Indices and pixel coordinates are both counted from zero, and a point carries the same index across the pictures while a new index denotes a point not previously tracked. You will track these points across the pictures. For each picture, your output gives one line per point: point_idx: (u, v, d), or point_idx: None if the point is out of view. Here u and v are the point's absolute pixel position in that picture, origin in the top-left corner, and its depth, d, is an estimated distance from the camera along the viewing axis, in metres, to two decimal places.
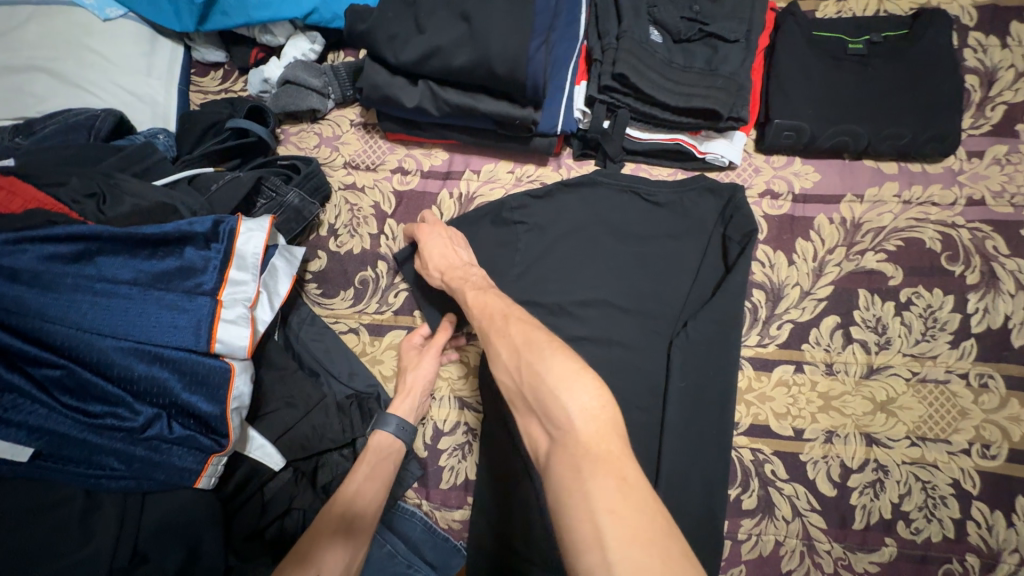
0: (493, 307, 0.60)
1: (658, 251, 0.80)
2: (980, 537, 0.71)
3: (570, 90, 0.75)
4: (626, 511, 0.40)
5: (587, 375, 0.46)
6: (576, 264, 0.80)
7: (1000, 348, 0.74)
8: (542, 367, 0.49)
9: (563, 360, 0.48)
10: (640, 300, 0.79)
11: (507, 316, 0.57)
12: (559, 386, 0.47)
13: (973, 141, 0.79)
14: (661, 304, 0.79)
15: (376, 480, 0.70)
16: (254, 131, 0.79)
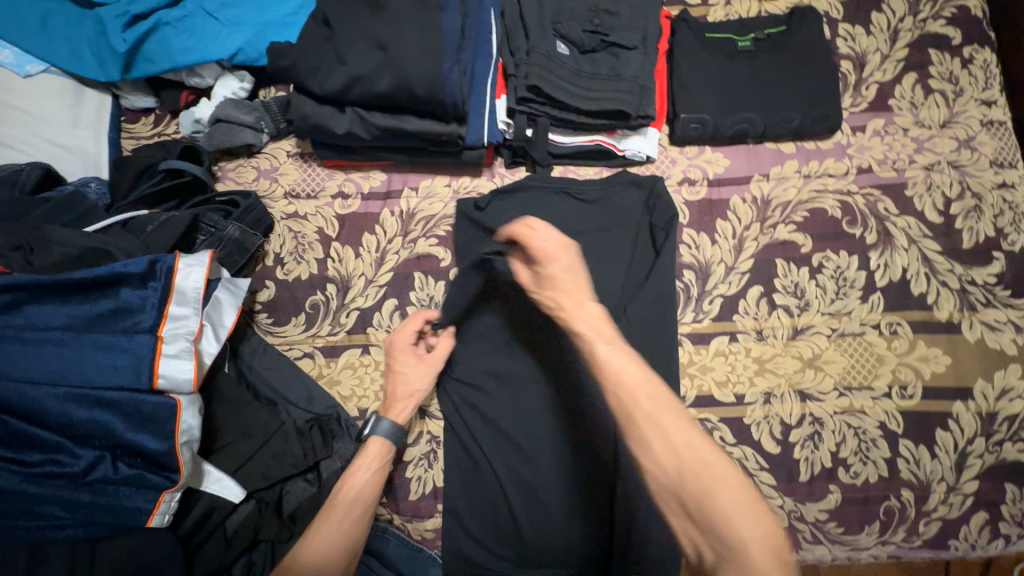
0: (636, 381, 0.56)
1: (592, 244, 0.85)
2: (910, 471, 0.78)
3: (491, 104, 0.81)
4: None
5: (761, 505, 0.50)
6: None
7: (903, 297, 0.82)
8: (711, 481, 0.50)
9: (728, 483, 0.50)
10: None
11: (654, 399, 0.55)
12: (732, 513, 0.49)
13: (854, 118, 0.89)
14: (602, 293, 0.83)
15: (339, 538, 0.67)
16: (189, 170, 0.80)
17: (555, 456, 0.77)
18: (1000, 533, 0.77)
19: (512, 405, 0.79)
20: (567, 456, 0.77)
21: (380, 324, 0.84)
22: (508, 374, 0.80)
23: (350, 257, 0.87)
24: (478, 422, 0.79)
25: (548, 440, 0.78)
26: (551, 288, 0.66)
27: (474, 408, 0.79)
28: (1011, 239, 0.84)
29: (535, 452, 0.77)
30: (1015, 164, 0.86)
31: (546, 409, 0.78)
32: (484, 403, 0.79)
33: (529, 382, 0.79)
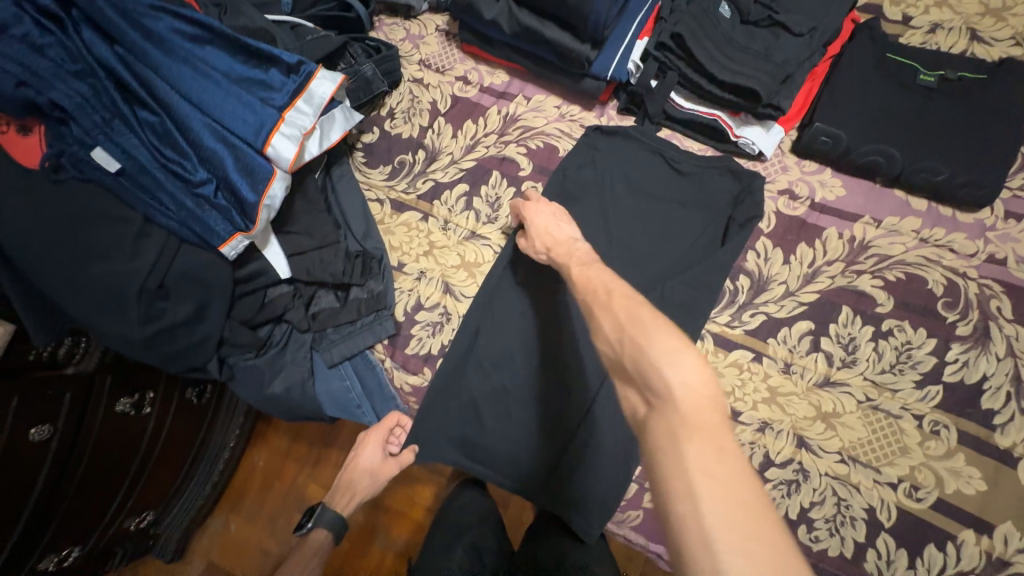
0: (601, 286, 0.61)
1: (664, 211, 0.85)
2: (876, 567, 0.72)
3: (631, 42, 0.82)
4: (720, 476, 0.41)
5: (690, 348, 0.48)
6: (588, 201, 0.86)
7: (966, 403, 0.73)
8: (644, 341, 0.50)
9: (666, 336, 0.49)
10: (630, 249, 0.84)
11: (617, 291, 0.58)
12: (661, 359, 0.48)
13: (1014, 202, 0.77)
14: (651, 260, 0.83)
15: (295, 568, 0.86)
16: (355, 8, 0.92)
17: (543, 367, 0.82)
18: None
19: (524, 317, 0.84)
20: (551, 381, 0.81)
21: (446, 201, 0.92)
22: (536, 291, 0.85)
23: (447, 136, 0.94)
24: (490, 319, 0.85)
25: (540, 361, 0.82)
26: (539, 237, 0.77)
27: (492, 304, 0.85)
28: None
29: (526, 365, 0.82)
30: None
31: (551, 334, 0.82)
32: (513, 300, 0.85)
33: (548, 306, 0.83)
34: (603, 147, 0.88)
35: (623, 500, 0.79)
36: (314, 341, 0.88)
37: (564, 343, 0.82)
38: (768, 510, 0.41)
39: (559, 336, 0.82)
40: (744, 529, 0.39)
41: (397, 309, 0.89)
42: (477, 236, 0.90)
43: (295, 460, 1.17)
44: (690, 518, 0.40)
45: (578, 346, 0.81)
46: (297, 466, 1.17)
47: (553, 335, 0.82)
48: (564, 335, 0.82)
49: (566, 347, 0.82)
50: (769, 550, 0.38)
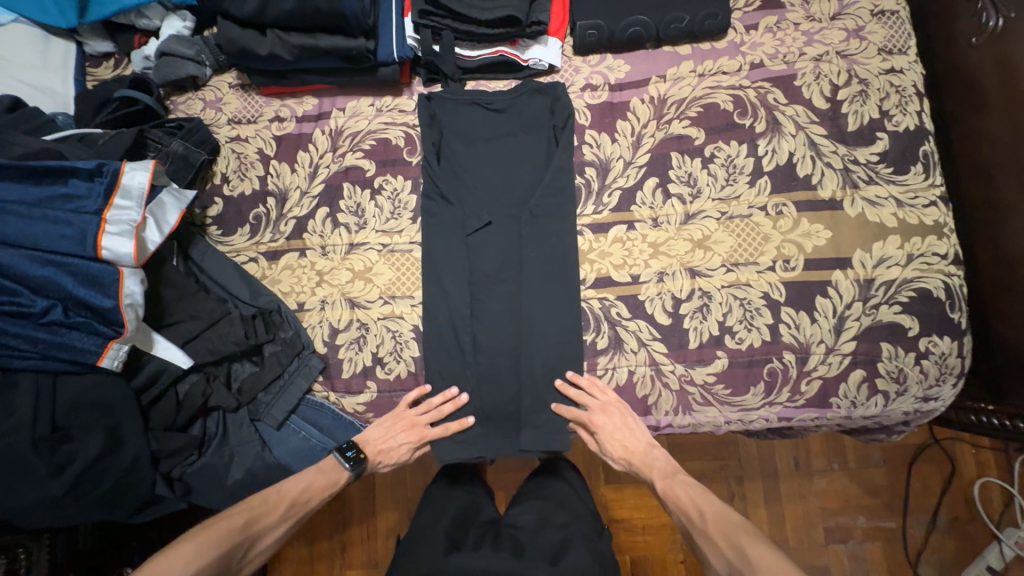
0: (613, 442, 0.86)
1: (502, 145, 0.93)
2: (792, 335, 0.84)
3: (399, 22, 0.90)
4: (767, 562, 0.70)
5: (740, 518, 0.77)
6: (454, 169, 0.92)
7: (789, 180, 0.88)
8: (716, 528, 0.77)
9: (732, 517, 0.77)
10: (495, 187, 0.92)
11: (636, 452, 0.87)
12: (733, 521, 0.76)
13: (747, 17, 0.93)
14: (513, 190, 0.92)
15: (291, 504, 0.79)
16: (139, 99, 0.91)
17: (487, 297, 0.89)
18: (878, 390, 0.84)
19: (465, 257, 0.90)
20: (511, 305, 0.89)
21: (315, 230, 0.94)
22: (462, 235, 0.90)
23: (287, 173, 0.97)
24: (436, 274, 0.89)
25: (490, 294, 0.90)
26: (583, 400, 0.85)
27: (434, 262, 0.90)
28: (896, 120, 0.88)
29: (490, 299, 0.89)
30: (904, 50, 0.91)
31: (495, 263, 0.90)
32: (436, 263, 0.90)
33: (479, 241, 0.90)
34: (438, 110, 0.95)
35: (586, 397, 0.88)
36: (251, 413, 0.87)
37: (507, 266, 0.90)
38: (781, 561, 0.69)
39: (499, 263, 0.90)
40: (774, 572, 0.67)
41: (317, 344, 0.90)
42: (356, 245, 0.93)
43: (322, 558, 1.23)
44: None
45: (523, 259, 0.89)
46: (327, 564, 1.24)
47: (495, 263, 0.90)
48: (508, 258, 0.90)
49: (508, 271, 0.90)
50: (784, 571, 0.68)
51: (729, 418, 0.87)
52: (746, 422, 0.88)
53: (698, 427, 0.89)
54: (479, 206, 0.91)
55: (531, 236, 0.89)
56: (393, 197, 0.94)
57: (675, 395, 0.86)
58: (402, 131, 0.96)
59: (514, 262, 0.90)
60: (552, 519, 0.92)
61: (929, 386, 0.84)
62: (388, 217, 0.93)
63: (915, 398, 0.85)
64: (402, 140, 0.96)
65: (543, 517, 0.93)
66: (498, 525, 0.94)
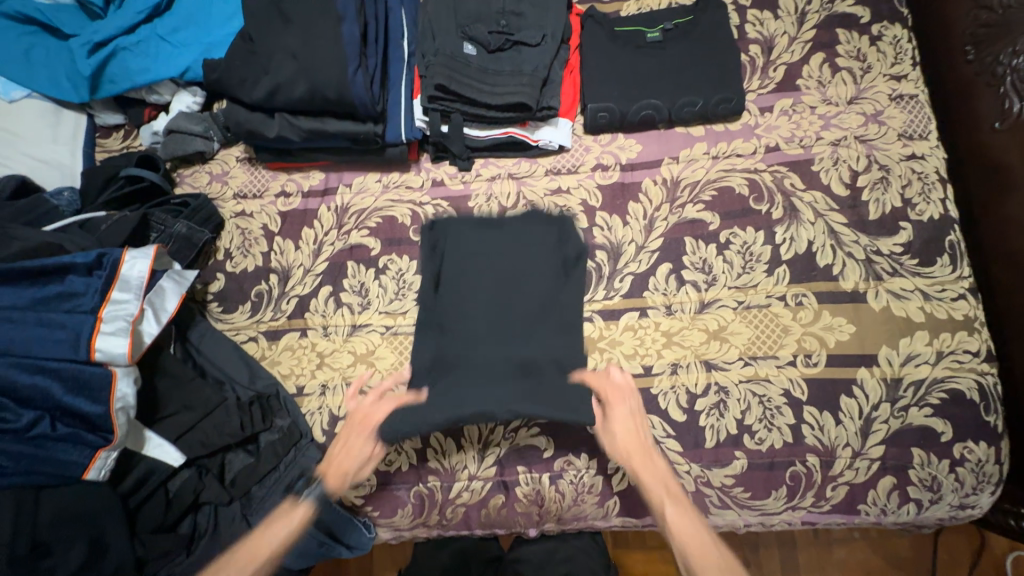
0: (618, 436, 0.79)
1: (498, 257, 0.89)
2: (815, 437, 0.80)
3: (408, 104, 0.89)
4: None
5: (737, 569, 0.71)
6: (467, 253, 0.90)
7: (808, 270, 0.84)
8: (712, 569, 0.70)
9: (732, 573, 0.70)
10: (492, 302, 0.87)
11: (642, 464, 0.77)
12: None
13: (761, 99, 0.92)
14: (512, 307, 0.86)
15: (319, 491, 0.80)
16: (145, 176, 0.90)
17: (485, 364, 0.83)
18: (910, 499, 0.78)
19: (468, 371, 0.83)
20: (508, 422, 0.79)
21: (317, 309, 0.92)
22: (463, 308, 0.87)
23: (291, 250, 0.95)
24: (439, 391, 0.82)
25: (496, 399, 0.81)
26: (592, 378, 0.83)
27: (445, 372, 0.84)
28: (920, 209, 0.85)
29: (490, 368, 0.83)
30: (925, 136, 0.88)
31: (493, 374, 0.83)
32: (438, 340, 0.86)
33: (481, 332, 0.85)
34: (440, 236, 0.91)
35: (598, 495, 0.83)
36: (244, 507, 0.82)
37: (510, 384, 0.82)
38: None
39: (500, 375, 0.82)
40: None
41: (315, 433, 0.86)
42: (359, 326, 0.90)
43: None
44: None
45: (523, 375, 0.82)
46: None
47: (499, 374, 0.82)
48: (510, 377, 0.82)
49: (509, 368, 0.83)
50: None
51: (749, 521, 0.82)
52: (767, 526, 0.82)
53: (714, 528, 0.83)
54: (480, 299, 0.87)
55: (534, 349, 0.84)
56: (397, 277, 0.92)
57: (691, 496, 0.81)
58: (409, 209, 0.94)
59: (517, 332, 0.85)
60: (558, 551, 0.90)
61: (965, 495, 0.78)
62: (392, 297, 0.91)
63: (949, 506, 0.79)
64: (408, 218, 0.94)
65: (551, 549, 0.90)
66: (503, 560, 0.92)
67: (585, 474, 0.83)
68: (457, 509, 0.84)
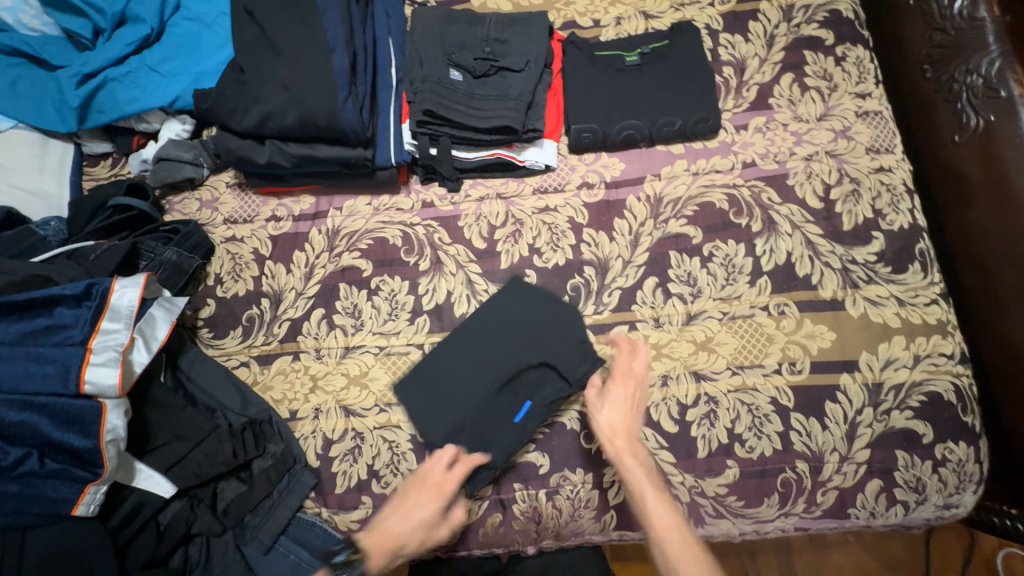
0: (611, 418, 0.79)
1: (483, 352, 0.87)
2: (803, 443, 0.82)
3: (397, 129, 0.92)
4: None
5: None
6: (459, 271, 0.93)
7: (789, 280, 0.88)
8: None
9: None
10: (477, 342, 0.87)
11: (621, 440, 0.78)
12: None
13: (736, 118, 0.96)
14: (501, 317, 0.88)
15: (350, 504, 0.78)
16: (135, 206, 0.90)
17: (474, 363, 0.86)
18: (897, 500, 0.80)
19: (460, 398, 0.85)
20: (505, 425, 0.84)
21: (309, 332, 0.92)
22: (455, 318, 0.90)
23: (282, 273, 0.95)
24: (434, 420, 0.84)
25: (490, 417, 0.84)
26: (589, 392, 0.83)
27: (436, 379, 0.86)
28: (890, 219, 0.89)
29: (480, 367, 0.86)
30: (891, 149, 0.93)
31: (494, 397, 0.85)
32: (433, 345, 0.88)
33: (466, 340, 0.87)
34: (429, 261, 0.94)
35: (594, 510, 0.83)
36: (237, 536, 0.81)
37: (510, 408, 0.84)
38: None
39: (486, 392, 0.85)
40: None
41: (309, 457, 0.86)
42: (352, 348, 0.91)
43: None
44: None
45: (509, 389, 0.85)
46: None
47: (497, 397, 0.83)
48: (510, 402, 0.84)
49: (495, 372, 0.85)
50: None
51: (744, 530, 0.83)
52: (761, 533, 0.83)
53: (711, 539, 0.83)
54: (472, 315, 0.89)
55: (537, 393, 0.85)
56: (390, 298, 0.92)
57: (687, 507, 0.82)
58: (400, 230, 0.96)
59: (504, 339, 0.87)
60: (555, 562, 0.89)
61: (949, 494, 0.81)
62: (385, 318, 0.92)
63: (935, 506, 0.81)
64: (400, 240, 0.95)
65: (548, 563, 0.89)
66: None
67: (581, 488, 0.83)
68: (454, 528, 0.84)
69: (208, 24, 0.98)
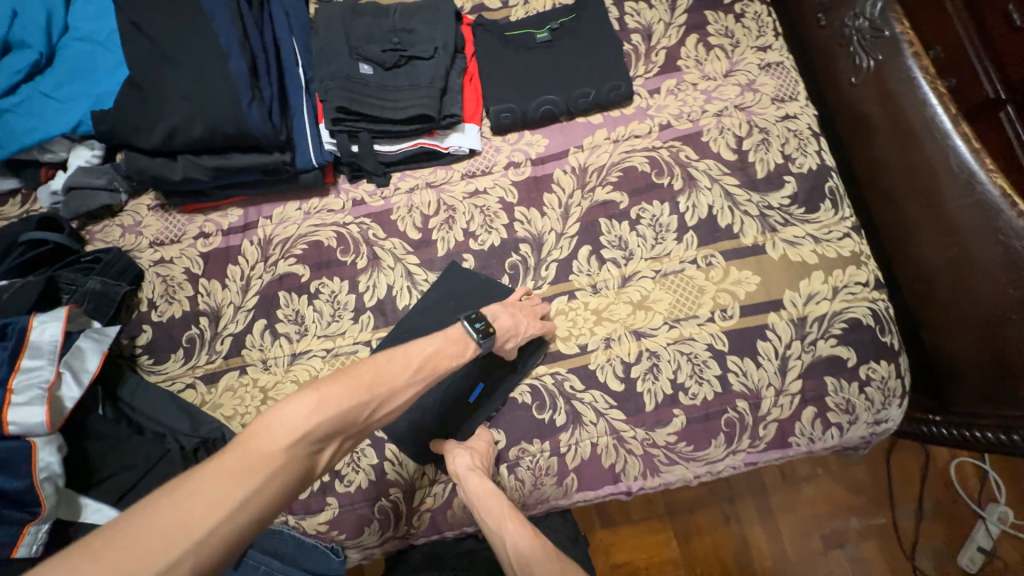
0: (467, 467, 0.78)
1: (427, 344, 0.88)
2: (741, 382, 0.86)
3: (314, 129, 0.91)
4: None
5: None
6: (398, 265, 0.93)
7: (713, 232, 0.92)
8: None
9: None
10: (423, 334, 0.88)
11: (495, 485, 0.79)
12: None
13: (648, 83, 0.99)
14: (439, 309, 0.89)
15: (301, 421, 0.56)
16: (48, 238, 0.86)
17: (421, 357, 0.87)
18: (832, 423, 0.86)
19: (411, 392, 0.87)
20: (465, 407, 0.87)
21: (253, 344, 0.91)
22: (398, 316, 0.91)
23: (218, 290, 0.93)
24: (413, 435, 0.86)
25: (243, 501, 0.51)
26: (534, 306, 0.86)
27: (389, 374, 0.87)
28: (799, 162, 0.94)
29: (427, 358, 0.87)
30: (794, 97, 0.98)
31: (255, 469, 0.52)
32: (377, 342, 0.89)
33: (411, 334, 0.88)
34: (366, 259, 0.94)
35: (555, 476, 0.85)
36: None
37: (292, 480, 0.55)
38: None
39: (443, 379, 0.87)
40: None
41: None
42: (299, 354, 0.90)
43: None
44: None
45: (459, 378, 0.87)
46: None
47: (307, 407, 0.57)
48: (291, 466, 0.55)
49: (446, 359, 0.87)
50: None
51: (698, 472, 0.87)
52: (715, 474, 0.88)
53: (669, 486, 0.88)
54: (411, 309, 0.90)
55: (344, 414, 0.60)
56: (331, 299, 0.92)
57: (641, 460, 0.85)
58: (334, 231, 0.95)
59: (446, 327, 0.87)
60: None
61: (877, 411, 0.87)
62: (328, 320, 0.91)
63: (867, 424, 0.87)
64: (334, 241, 0.95)
65: None
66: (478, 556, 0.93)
67: (540, 457, 0.86)
68: (423, 515, 0.86)
69: (103, 43, 0.94)
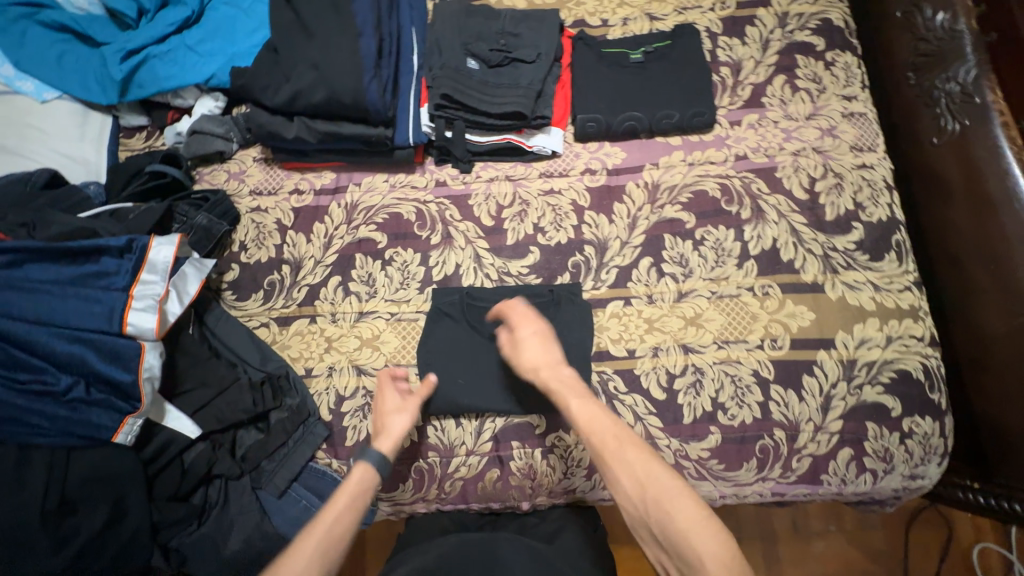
0: (534, 347, 0.84)
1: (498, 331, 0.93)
2: (781, 413, 0.88)
3: (415, 111, 0.99)
4: (696, 536, 0.61)
5: (687, 496, 0.64)
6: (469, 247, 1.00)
7: (774, 263, 0.94)
8: (673, 519, 0.63)
9: (689, 507, 0.63)
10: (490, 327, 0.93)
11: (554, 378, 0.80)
12: (669, 509, 0.64)
13: (731, 114, 1.03)
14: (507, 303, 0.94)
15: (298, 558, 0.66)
16: (168, 172, 0.97)
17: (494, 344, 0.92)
18: (866, 468, 0.87)
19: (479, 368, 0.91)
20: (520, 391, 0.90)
21: (326, 297, 0.98)
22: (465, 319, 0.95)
23: (302, 243, 1.02)
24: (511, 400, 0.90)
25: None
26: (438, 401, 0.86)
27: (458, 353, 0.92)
28: (869, 211, 0.96)
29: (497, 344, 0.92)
30: (872, 148, 1.00)
31: None
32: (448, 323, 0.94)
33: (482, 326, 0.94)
34: (441, 236, 1.01)
35: (585, 467, 0.89)
36: (254, 480, 0.87)
37: None
38: (699, 519, 0.62)
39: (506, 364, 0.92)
40: (688, 511, 0.63)
41: (322, 411, 0.91)
42: (366, 313, 0.97)
43: None
44: (681, 519, 0.62)
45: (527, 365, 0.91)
46: None
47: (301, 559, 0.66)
48: (333, 548, 0.68)
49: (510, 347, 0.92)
50: (703, 523, 0.62)
51: (724, 492, 0.89)
52: (740, 497, 0.90)
53: None
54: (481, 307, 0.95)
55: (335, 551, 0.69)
56: (402, 268, 0.99)
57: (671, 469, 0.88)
58: (414, 207, 1.03)
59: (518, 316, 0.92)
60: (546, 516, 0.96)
61: (914, 465, 0.87)
62: (397, 286, 0.98)
63: (901, 476, 0.87)
64: (414, 215, 1.02)
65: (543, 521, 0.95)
66: None
67: (574, 448, 0.90)
68: (455, 483, 0.91)
69: (245, 10, 1.06)
